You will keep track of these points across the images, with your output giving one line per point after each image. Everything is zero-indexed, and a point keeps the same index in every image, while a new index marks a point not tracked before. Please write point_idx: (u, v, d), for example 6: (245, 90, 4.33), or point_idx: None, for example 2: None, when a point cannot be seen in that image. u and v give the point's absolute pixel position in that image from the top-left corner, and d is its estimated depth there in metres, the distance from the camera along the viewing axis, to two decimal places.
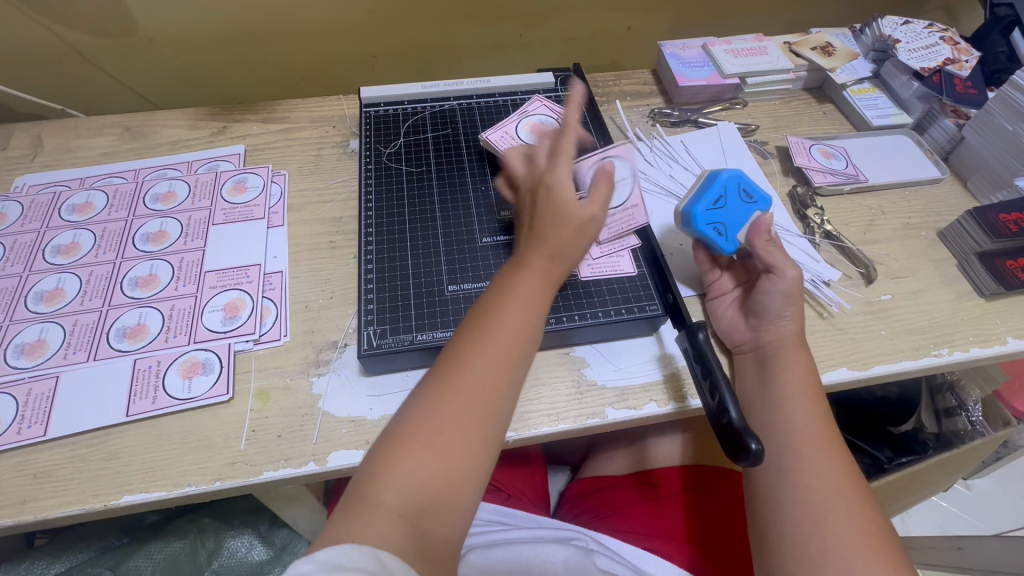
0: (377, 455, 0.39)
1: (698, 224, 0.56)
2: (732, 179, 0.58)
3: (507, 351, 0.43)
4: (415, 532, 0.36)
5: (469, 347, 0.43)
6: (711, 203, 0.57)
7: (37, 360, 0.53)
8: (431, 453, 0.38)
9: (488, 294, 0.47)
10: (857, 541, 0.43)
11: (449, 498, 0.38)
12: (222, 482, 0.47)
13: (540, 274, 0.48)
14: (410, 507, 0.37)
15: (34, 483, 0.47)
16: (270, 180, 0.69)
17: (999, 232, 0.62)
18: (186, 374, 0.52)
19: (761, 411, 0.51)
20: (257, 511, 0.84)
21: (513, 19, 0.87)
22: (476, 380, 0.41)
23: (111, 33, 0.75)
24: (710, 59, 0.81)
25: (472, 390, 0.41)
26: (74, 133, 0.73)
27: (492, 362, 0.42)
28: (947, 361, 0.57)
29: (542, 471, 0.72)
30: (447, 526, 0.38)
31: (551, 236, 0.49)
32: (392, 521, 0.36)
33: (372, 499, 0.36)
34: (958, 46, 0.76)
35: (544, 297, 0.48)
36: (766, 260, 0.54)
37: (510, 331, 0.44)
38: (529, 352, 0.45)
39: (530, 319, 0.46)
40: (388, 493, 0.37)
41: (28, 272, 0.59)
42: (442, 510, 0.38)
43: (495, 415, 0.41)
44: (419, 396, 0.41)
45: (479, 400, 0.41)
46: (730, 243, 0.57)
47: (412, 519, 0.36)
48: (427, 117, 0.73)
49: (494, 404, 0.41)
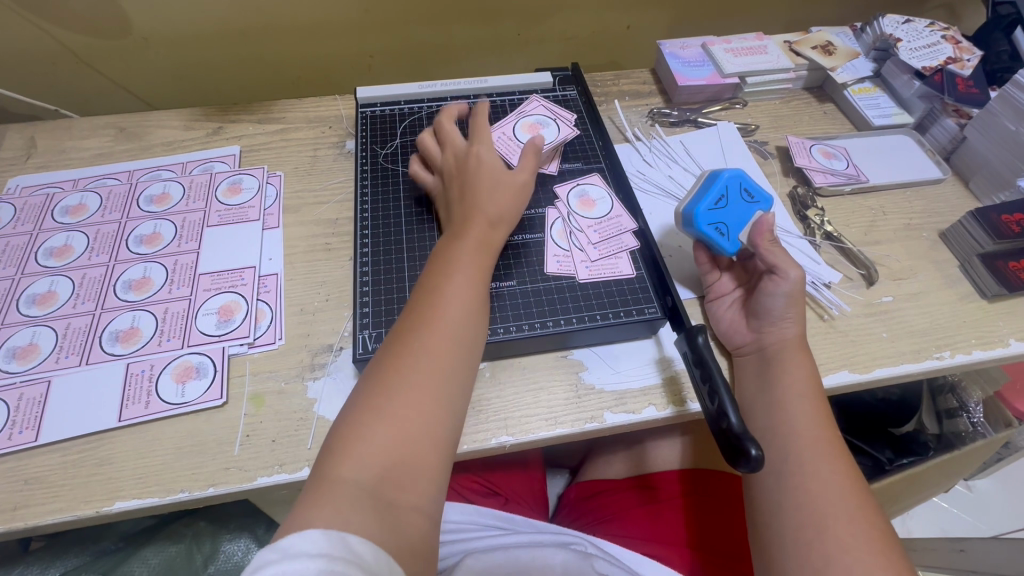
0: (336, 436, 0.39)
1: (699, 224, 0.56)
2: (733, 179, 0.57)
3: (453, 319, 0.45)
4: (380, 504, 0.36)
5: (413, 321, 0.45)
6: (712, 203, 0.56)
7: (29, 364, 0.52)
8: (385, 423, 0.39)
9: (432, 268, 0.49)
10: (860, 546, 0.42)
11: (411, 464, 0.38)
12: (215, 487, 0.47)
13: (481, 243, 0.51)
14: (370, 478, 0.37)
15: (25, 490, 0.46)
16: (266, 181, 0.68)
17: (1002, 233, 0.61)
18: (180, 378, 0.52)
19: (762, 414, 0.50)
20: (254, 515, 0.84)
21: (511, 18, 0.86)
22: (424, 348, 0.43)
23: (105, 32, 0.74)
24: (709, 58, 0.80)
25: (418, 358, 0.42)
26: (69, 134, 0.73)
27: (439, 330, 0.44)
28: (949, 364, 0.57)
29: (540, 474, 0.72)
30: (414, 493, 0.38)
31: (486, 204, 0.53)
32: (355, 494, 0.36)
33: (330, 476, 0.36)
34: (960, 45, 0.75)
35: (484, 266, 0.50)
36: (768, 261, 0.53)
37: (454, 302, 0.46)
38: (474, 314, 0.47)
39: (473, 287, 0.48)
40: (346, 468, 0.37)
41: (21, 275, 0.58)
42: (405, 477, 0.38)
43: (446, 378, 0.42)
44: (368, 376, 0.42)
45: (429, 367, 0.42)
46: (731, 243, 0.56)
47: (376, 491, 0.36)
48: (424, 117, 0.72)
49: (443, 368, 0.43)
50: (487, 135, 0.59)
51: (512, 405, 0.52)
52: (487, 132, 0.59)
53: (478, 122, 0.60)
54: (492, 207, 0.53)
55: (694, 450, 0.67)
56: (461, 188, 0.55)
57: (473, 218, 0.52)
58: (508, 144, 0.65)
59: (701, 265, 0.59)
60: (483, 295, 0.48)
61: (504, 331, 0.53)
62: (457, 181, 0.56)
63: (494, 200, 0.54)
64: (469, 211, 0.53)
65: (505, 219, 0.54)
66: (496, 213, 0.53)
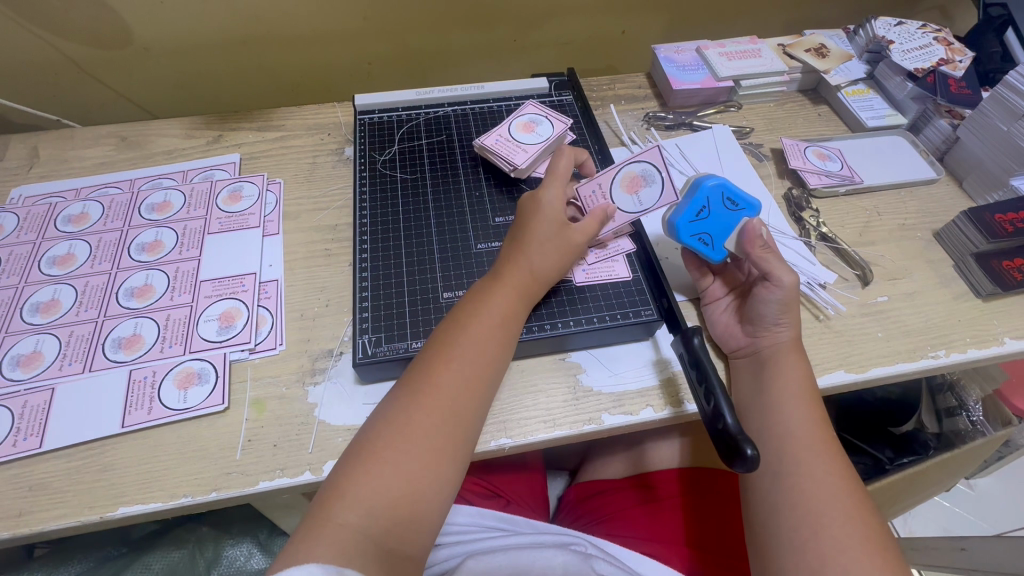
0: (346, 474, 0.41)
1: (682, 236, 0.57)
2: (718, 188, 0.57)
3: (474, 371, 0.47)
4: (381, 550, 0.38)
5: (439, 366, 0.46)
6: (695, 215, 0.57)
7: (32, 372, 0.53)
8: (393, 471, 0.41)
9: (466, 311, 0.50)
10: (855, 545, 0.42)
11: (416, 516, 0.41)
12: (218, 492, 0.47)
13: (518, 292, 0.52)
14: (375, 526, 0.39)
15: (30, 496, 0.47)
16: (266, 188, 0.69)
17: (995, 232, 0.61)
18: (182, 384, 0.52)
19: (758, 415, 0.51)
20: (256, 519, 0.84)
21: (509, 24, 0.87)
22: (441, 399, 0.45)
23: (106, 42, 0.75)
24: (705, 62, 0.81)
25: (440, 409, 0.44)
26: (71, 143, 0.73)
27: (460, 382, 0.46)
28: (945, 362, 0.57)
29: (541, 476, 0.72)
30: (413, 542, 0.40)
31: (532, 253, 0.53)
32: (357, 539, 0.38)
33: (336, 519, 0.38)
34: (952, 46, 0.76)
35: (518, 316, 0.51)
36: (763, 267, 0.53)
37: (475, 351, 0.48)
38: (496, 366, 0.48)
39: (499, 336, 0.49)
40: (351, 513, 0.39)
41: (24, 284, 0.59)
42: (409, 529, 0.40)
43: (460, 431, 0.45)
44: (385, 415, 0.44)
45: (446, 418, 0.44)
46: (718, 251, 0.57)
47: (379, 538, 0.39)
48: (422, 123, 0.73)
49: (460, 422, 0.45)
50: (557, 187, 0.57)
51: (512, 408, 0.52)
52: (553, 186, 0.57)
53: (556, 169, 0.58)
54: (539, 261, 0.53)
55: (693, 450, 0.68)
56: (515, 230, 0.56)
57: (517, 266, 0.53)
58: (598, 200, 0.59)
59: (693, 271, 0.60)
60: (506, 345, 0.50)
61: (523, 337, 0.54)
62: (517, 222, 0.56)
63: (541, 250, 0.53)
64: (516, 257, 0.53)
65: (550, 272, 0.54)
66: (542, 268, 0.53)
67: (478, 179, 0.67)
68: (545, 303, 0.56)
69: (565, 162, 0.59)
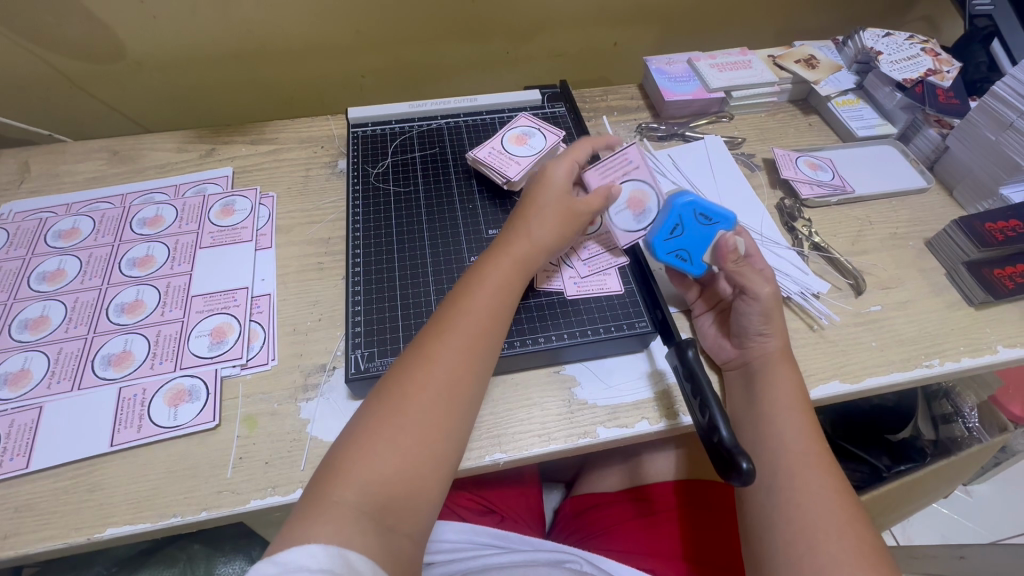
0: (340, 454, 0.41)
1: (660, 255, 0.57)
2: (688, 204, 0.56)
3: (471, 346, 0.46)
4: (378, 528, 0.38)
5: (435, 343, 0.46)
6: (669, 233, 0.57)
7: (21, 390, 0.52)
8: (388, 447, 0.41)
9: (465, 285, 0.51)
10: (850, 560, 0.42)
11: (411, 494, 0.40)
12: (208, 511, 0.47)
13: (517, 267, 0.52)
14: (372, 503, 0.39)
15: (16, 518, 0.46)
16: (258, 202, 0.69)
17: (986, 241, 0.62)
18: (172, 402, 0.52)
19: (751, 428, 0.50)
20: (249, 536, 0.83)
21: (502, 37, 0.88)
22: (438, 374, 0.44)
23: (98, 57, 0.75)
24: (695, 73, 0.81)
25: (436, 385, 0.44)
26: (62, 158, 0.73)
27: (455, 357, 0.45)
28: (938, 372, 0.57)
29: (536, 490, 0.72)
30: (410, 522, 0.40)
31: (528, 228, 0.54)
32: (353, 518, 0.37)
33: (332, 497, 0.38)
34: (939, 57, 0.77)
35: (514, 290, 0.51)
36: (736, 282, 0.54)
37: (474, 326, 0.47)
38: (494, 343, 0.48)
39: (494, 312, 0.49)
40: (345, 491, 0.38)
41: (13, 300, 0.58)
42: (405, 506, 0.40)
43: (456, 407, 0.44)
44: (379, 393, 0.44)
45: (441, 394, 0.44)
46: (697, 266, 0.57)
47: (376, 516, 0.38)
48: (415, 136, 0.73)
49: (457, 399, 0.44)
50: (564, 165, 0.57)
51: (505, 422, 0.52)
52: (566, 162, 0.58)
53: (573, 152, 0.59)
54: (535, 232, 0.53)
55: (689, 461, 0.67)
56: (517, 208, 0.57)
57: (513, 240, 0.53)
58: (616, 168, 0.59)
59: (678, 285, 0.61)
60: (502, 318, 0.50)
61: (519, 347, 0.54)
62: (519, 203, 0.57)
63: (536, 224, 0.54)
64: (512, 233, 0.54)
65: (547, 246, 0.54)
66: (539, 240, 0.53)
67: (471, 191, 0.67)
68: (527, 301, 0.57)
69: (585, 144, 0.60)
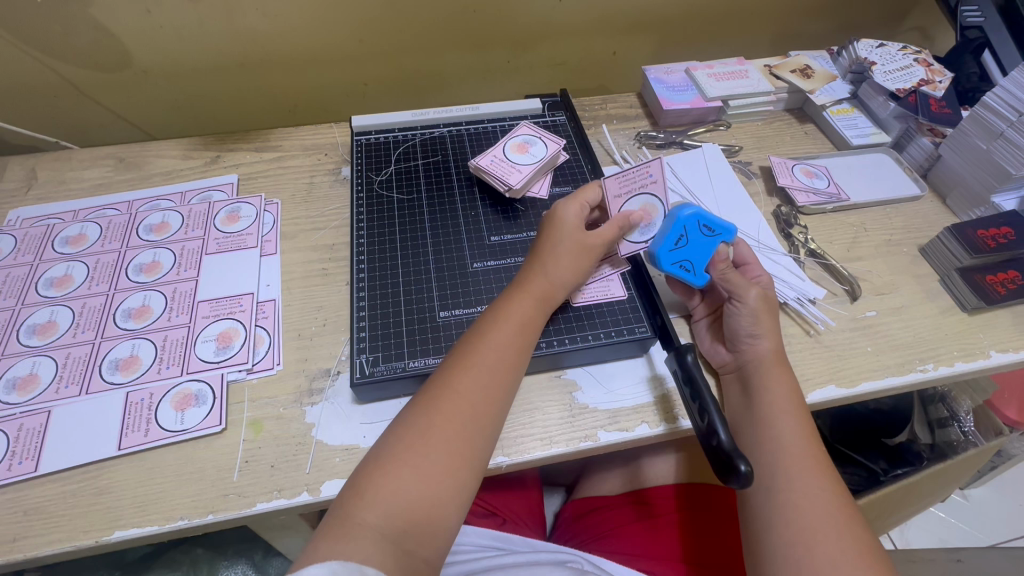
0: (363, 477, 0.42)
1: (663, 265, 0.57)
2: (693, 216, 0.56)
3: (496, 377, 0.48)
4: (398, 551, 0.39)
5: (459, 374, 0.47)
6: (674, 243, 0.56)
7: (28, 395, 0.53)
8: (411, 474, 0.41)
9: (487, 318, 0.52)
10: (847, 561, 0.43)
11: (432, 520, 0.41)
12: (215, 514, 0.47)
13: (538, 302, 0.53)
14: (394, 527, 0.40)
15: (24, 520, 0.47)
16: (263, 209, 0.70)
17: (978, 248, 0.63)
18: (179, 406, 0.53)
19: (749, 431, 0.51)
20: (251, 541, 0.84)
21: (503, 46, 0.89)
22: (462, 404, 0.45)
23: (105, 66, 0.76)
24: (693, 83, 0.83)
25: (461, 415, 0.45)
26: (68, 165, 0.74)
27: (478, 387, 0.46)
28: (933, 376, 0.58)
29: (537, 495, 0.73)
30: (430, 546, 0.40)
31: (549, 264, 0.55)
32: (374, 540, 0.39)
33: (356, 519, 0.39)
34: (932, 67, 0.79)
35: (536, 324, 0.52)
36: (727, 287, 0.55)
37: (497, 357, 0.48)
38: (516, 374, 0.49)
39: (517, 344, 0.50)
40: (368, 514, 0.40)
41: (21, 306, 0.59)
42: (426, 531, 0.41)
43: (479, 437, 0.45)
44: (404, 419, 0.45)
45: (465, 424, 0.45)
46: (699, 276, 0.57)
47: (397, 539, 0.39)
48: (418, 144, 0.74)
49: (480, 429, 0.45)
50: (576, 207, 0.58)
51: (507, 426, 0.53)
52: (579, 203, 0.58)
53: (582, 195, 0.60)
54: (554, 269, 0.54)
55: (688, 465, 0.68)
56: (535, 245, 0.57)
57: (535, 274, 0.54)
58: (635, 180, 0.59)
59: (677, 291, 0.61)
60: (525, 349, 0.50)
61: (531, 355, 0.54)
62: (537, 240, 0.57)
63: (557, 258, 0.55)
64: (532, 267, 0.55)
65: (567, 281, 0.55)
66: (559, 275, 0.54)
67: (473, 200, 0.68)
68: (557, 316, 0.57)
69: (592, 187, 0.61)
